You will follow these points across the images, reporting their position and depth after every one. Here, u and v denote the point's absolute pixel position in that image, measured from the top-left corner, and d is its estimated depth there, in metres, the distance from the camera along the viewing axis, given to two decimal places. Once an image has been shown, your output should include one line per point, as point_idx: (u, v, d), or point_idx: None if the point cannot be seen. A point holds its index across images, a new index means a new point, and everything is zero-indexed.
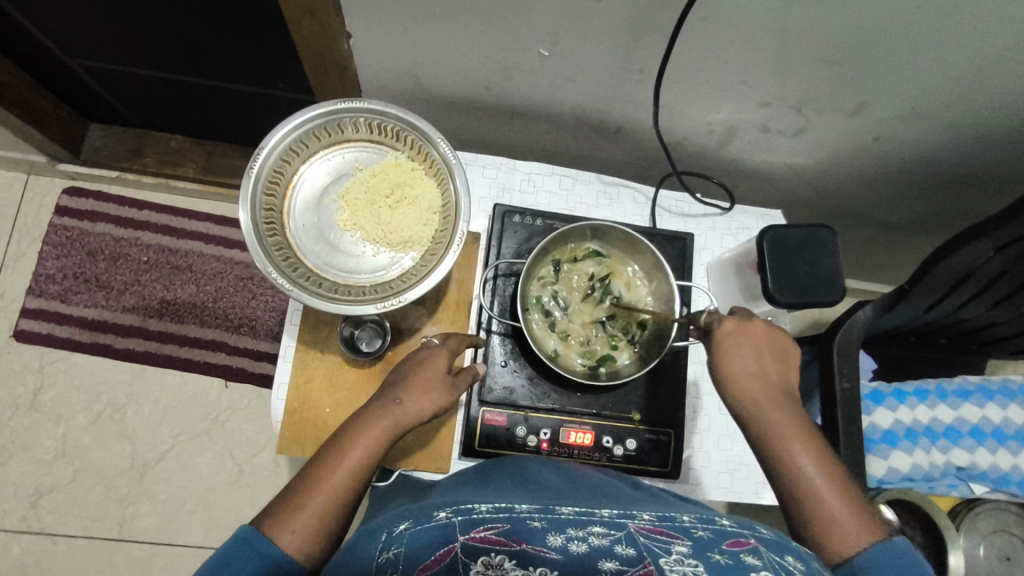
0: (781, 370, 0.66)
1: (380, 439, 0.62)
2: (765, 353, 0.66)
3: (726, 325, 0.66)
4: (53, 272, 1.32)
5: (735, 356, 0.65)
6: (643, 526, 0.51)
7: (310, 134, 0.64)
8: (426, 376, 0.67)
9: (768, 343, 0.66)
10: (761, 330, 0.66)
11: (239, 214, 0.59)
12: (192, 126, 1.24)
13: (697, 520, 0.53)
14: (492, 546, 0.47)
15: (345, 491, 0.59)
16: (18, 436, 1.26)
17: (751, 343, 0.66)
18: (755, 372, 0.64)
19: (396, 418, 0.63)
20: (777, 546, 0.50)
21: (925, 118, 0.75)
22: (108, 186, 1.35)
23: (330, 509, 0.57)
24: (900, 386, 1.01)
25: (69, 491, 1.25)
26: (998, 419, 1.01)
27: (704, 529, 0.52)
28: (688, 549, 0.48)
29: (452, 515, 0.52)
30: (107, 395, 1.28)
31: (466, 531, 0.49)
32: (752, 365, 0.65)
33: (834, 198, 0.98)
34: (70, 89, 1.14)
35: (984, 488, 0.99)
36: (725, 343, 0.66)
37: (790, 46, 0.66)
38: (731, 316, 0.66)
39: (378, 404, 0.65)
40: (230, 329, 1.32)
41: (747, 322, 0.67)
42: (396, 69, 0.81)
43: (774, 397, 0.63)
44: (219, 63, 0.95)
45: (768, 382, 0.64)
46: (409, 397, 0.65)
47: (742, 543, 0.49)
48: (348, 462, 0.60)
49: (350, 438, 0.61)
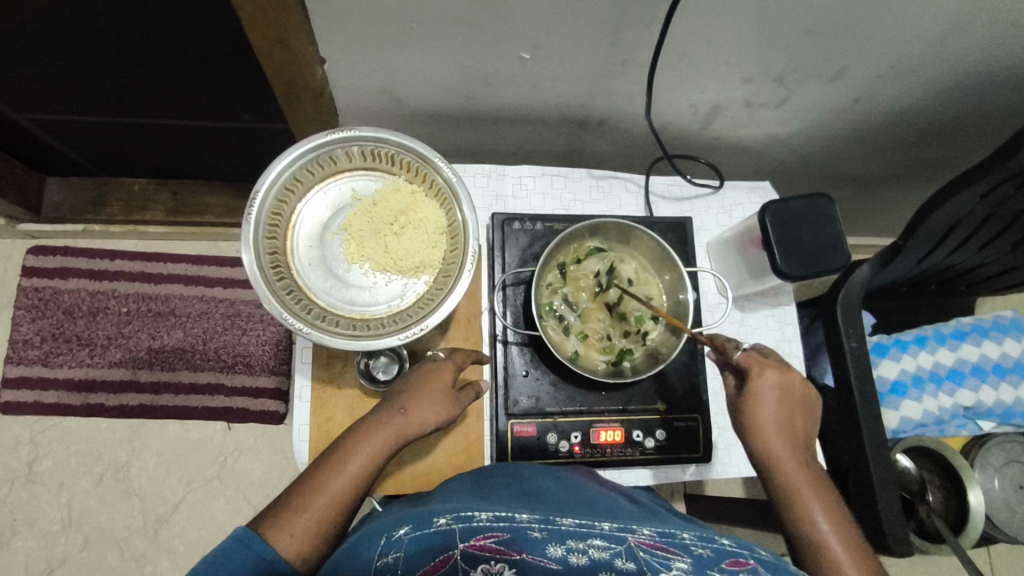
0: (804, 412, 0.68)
1: (384, 451, 0.61)
2: (791, 401, 0.67)
3: (766, 376, 0.67)
4: (30, 337, 1.26)
5: (766, 403, 0.67)
6: (643, 540, 0.53)
7: (305, 169, 0.62)
8: (431, 386, 0.66)
9: (798, 388, 0.68)
10: (799, 383, 0.68)
11: (243, 261, 0.56)
12: (155, 168, 1.19)
13: (696, 538, 0.55)
14: (493, 555, 0.49)
15: (346, 498, 0.58)
16: (19, 511, 1.21)
17: (789, 397, 0.67)
18: (784, 427, 0.67)
19: (399, 429, 0.62)
20: (778, 568, 0.51)
21: (901, 76, 0.77)
22: (75, 241, 1.30)
23: (332, 513, 0.57)
24: (900, 336, 1.04)
25: (81, 560, 1.20)
26: (997, 355, 1.04)
27: (704, 546, 0.53)
28: (689, 565, 0.50)
29: (451, 521, 0.52)
30: (107, 456, 1.24)
31: (465, 539, 0.50)
32: (779, 423, 0.67)
33: (816, 162, 1.00)
34: (22, 145, 1.09)
35: (991, 423, 1.03)
36: (759, 392, 0.67)
37: (772, 22, 0.66)
38: (772, 366, 0.67)
39: (383, 413, 0.63)
40: (224, 370, 1.29)
41: (786, 373, 0.68)
42: (373, 88, 0.79)
43: (788, 430, 0.67)
44: (181, 101, 0.92)
45: (787, 412, 0.67)
46: (414, 407, 0.64)
47: (742, 563, 0.51)
48: (350, 469, 0.59)
49: (353, 447, 0.60)
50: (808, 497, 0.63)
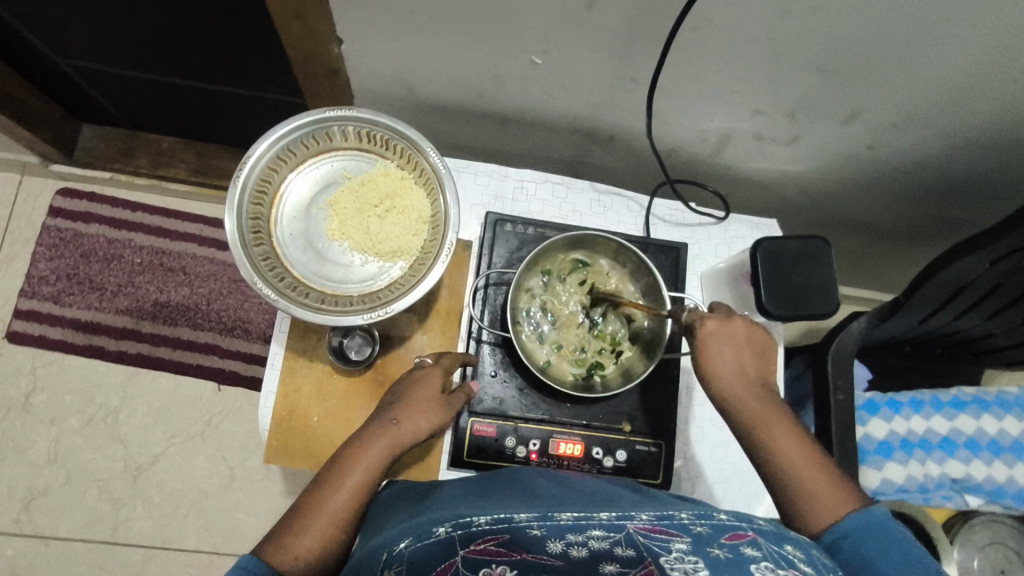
0: (762, 364, 0.63)
1: (380, 463, 0.62)
2: (745, 351, 0.62)
3: (707, 326, 0.62)
4: (46, 274, 1.31)
5: (719, 357, 0.62)
6: (642, 526, 0.50)
7: (297, 142, 0.63)
8: (423, 396, 0.67)
9: (751, 340, 0.63)
10: (745, 331, 0.63)
11: (223, 225, 0.58)
12: (183, 126, 1.23)
13: (694, 516, 0.52)
14: (493, 558, 0.46)
15: (345, 515, 0.58)
16: (10, 438, 1.25)
17: (742, 347, 0.62)
18: (743, 374, 0.62)
19: (392, 441, 0.63)
20: (776, 536, 0.49)
21: (916, 126, 0.75)
22: (102, 188, 1.34)
23: (333, 532, 0.57)
24: (895, 397, 0.99)
25: (61, 495, 1.24)
26: (993, 431, 1.00)
27: (703, 524, 0.50)
28: (688, 546, 0.47)
29: (451, 530, 0.51)
30: (99, 398, 1.27)
31: (466, 544, 0.48)
32: (739, 370, 0.62)
33: (827, 205, 0.98)
34: (62, 87, 1.14)
35: (978, 500, 0.99)
36: (709, 342, 0.62)
37: (782, 54, 0.65)
38: (710, 315, 0.63)
39: (375, 425, 0.64)
40: (222, 331, 1.31)
41: (728, 320, 0.63)
42: (388, 74, 0.80)
43: (753, 389, 0.61)
44: (210, 64, 0.95)
45: (748, 375, 0.61)
46: (406, 416, 0.65)
47: (740, 536, 0.48)
48: (348, 486, 0.59)
49: (349, 461, 0.61)
50: (775, 430, 0.60)
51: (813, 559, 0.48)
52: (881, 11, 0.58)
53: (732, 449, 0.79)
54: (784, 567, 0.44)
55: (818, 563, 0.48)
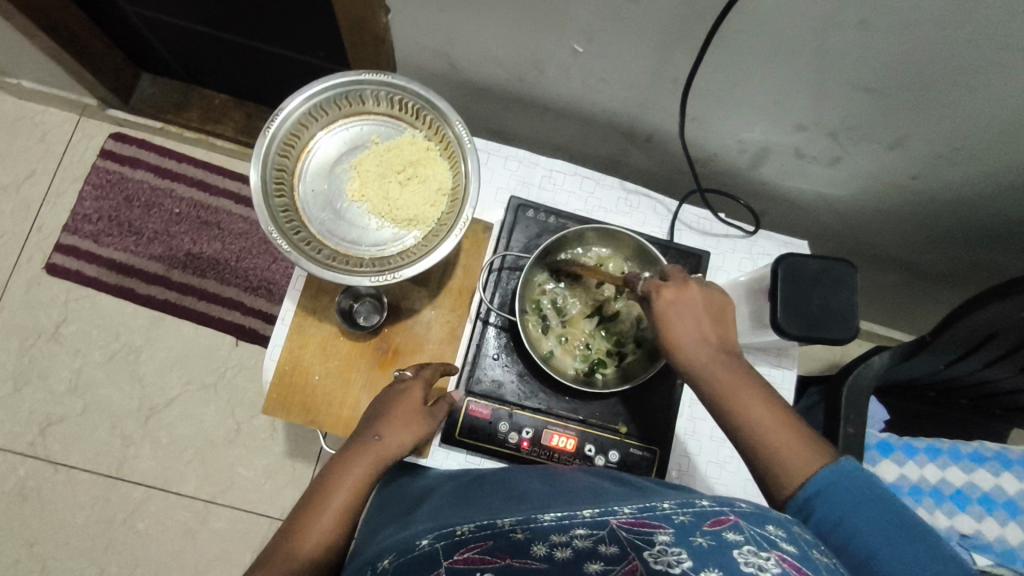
0: (726, 331, 0.59)
1: (366, 481, 0.59)
2: (704, 318, 0.59)
3: (665, 294, 0.60)
4: (90, 212, 1.36)
5: (678, 326, 0.58)
6: (625, 521, 0.47)
7: (330, 102, 0.66)
8: (404, 410, 0.63)
9: (712, 308, 0.59)
10: (705, 298, 0.59)
11: (249, 172, 0.60)
12: (234, 84, 1.27)
13: (677, 505, 0.48)
14: (478, 566, 0.45)
15: (330, 540, 0.56)
16: (37, 363, 1.29)
17: (703, 316, 0.58)
18: (704, 341, 0.58)
19: (377, 458, 0.60)
20: (759, 518, 0.46)
21: (965, 160, 0.72)
22: (152, 136, 1.39)
23: (321, 559, 0.55)
24: (911, 440, 0.92)
25: (76, 425, 1.27)
26: (1013, 491, 0.90)
27: (685, 513, 0.47)
28: (671, 538, 0.44)
29: (434, 541, 0.50)
30: (124, 337, 1.32)
31: (449, 554, 0.48)
32: (698, 337, 0.58)
33: (863, 234, 0.95)
34: (124, 32, 1.18)
35: (987, 561, 0.87)
36: (667, 312, 0.59)
37: (829, 69, 0.63)
38: (666, 283, 0.60)
39: (358, 440, 0.61)
40: (247, 289, 1.34)
41: (683, 286, 0.60)
42: (432, 49, 0.81)
43: (720, 357, 0.57)
44: (267, 24, 0.98)
45: (712, 344, 0.57)
46: (389, 432, 0.61)
47: (722, 521, 0.45)
48: (331, 511, 0.57)
49: (332, 483, 0.58)
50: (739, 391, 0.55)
51: (796, 538, 0.46)
52: (937, 32, 0.55)
53: (728, 468, 0.77)
54: (767, 548, 0.43)
55: (801, 542, 0.46)
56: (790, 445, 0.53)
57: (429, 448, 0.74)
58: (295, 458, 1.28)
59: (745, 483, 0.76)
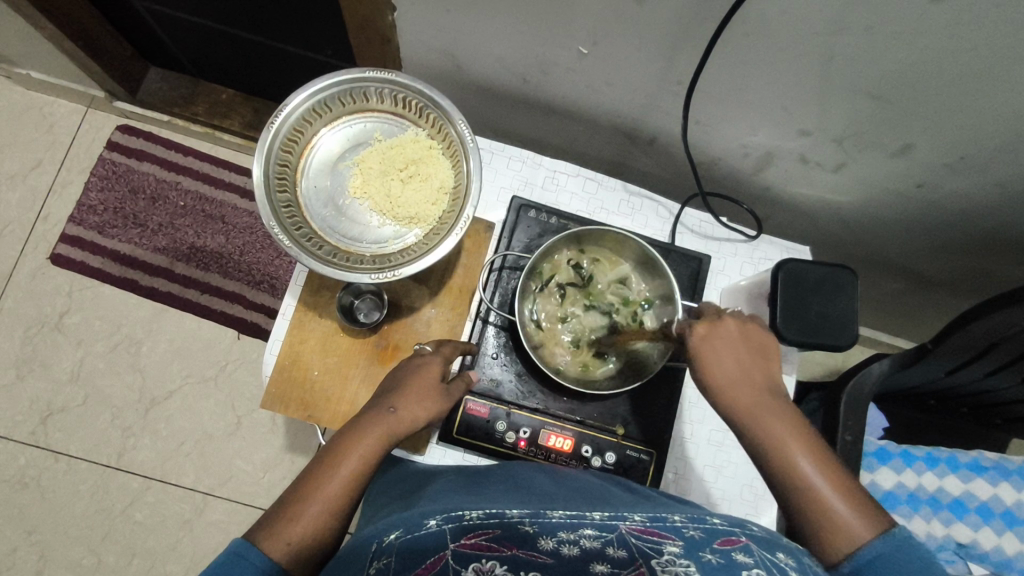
0: (768, 369, 0.57)
1: (379, 452, 0.58)
2: (744, 355, 0.58)
3: (698, 331, 0.59)
4: (95, 204, 1.37)
5: (724, 362, 0.57)
6: (635, 527, 0.48)
7: (334, 99, 0.66)
8: (420, 385, 0.63)
9: (755, 347, 0.58)
10: (744, 333, 0.59)
11: (253, 167, 0.61)
12: (241, 79, 1.27)
13: (688, 519, 0.50)
14: (485, 552, 0.45)
15: (338, 503, 0.54)
16: (40, 352, 1.30)
17: (745, 353, 0.58)
18: (747, 376, 0.57)
19: (391, 429, 0.59)
20: (768, 544, 0.47)
21: (969, 170, 0.72)
22: (159, 129, 1.40)
23: (329, 522, 0.54)
24: (909, 449, 0.92)
25: (77, 414, 1.28)
26: (1011, 501, 0.89)
27: (696, 528, 0.48)
28: (681, 550, 0.45)
29: (442, 523, 0.49)
30: (126, 328, 1.32)
31: (457, 538, 0.47)
32: (739, 373, 0.57)
33: (866, 241, 0.95)
34: (133, 25, 1.18)
35: (983, 570, 0.87)
36: (703, 350, 0.58)
37: (835, 75, 0.63)
38: (695, 321, 0.60)
39: (372, 411, 0.60)
40: (250, 284, 1.35)
41: (714, 323, 0.59)
42: (438, 49, 0.81)
43: (763, 400, 0.55)
44: (274, 20, 0.98)
45: (756, 384, 0.56)
46: (404, 405, 0.61)
47: (734, 542, 0.46)
48: (341, 475, 0.56)
49: (343, 448, 0.57)
50: (778, 421, 0.54)
51: (804, 567, 0.45)
52: (943, 40, 0.55)
53: (726, 472, 0.77)
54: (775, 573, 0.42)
55: (810, 570, 0.46)
56: (836, 484, 0.52)
57: (427, 446, 0.75)
58: (294, 452, 1.29)
59: (743, 487, 0.76)
